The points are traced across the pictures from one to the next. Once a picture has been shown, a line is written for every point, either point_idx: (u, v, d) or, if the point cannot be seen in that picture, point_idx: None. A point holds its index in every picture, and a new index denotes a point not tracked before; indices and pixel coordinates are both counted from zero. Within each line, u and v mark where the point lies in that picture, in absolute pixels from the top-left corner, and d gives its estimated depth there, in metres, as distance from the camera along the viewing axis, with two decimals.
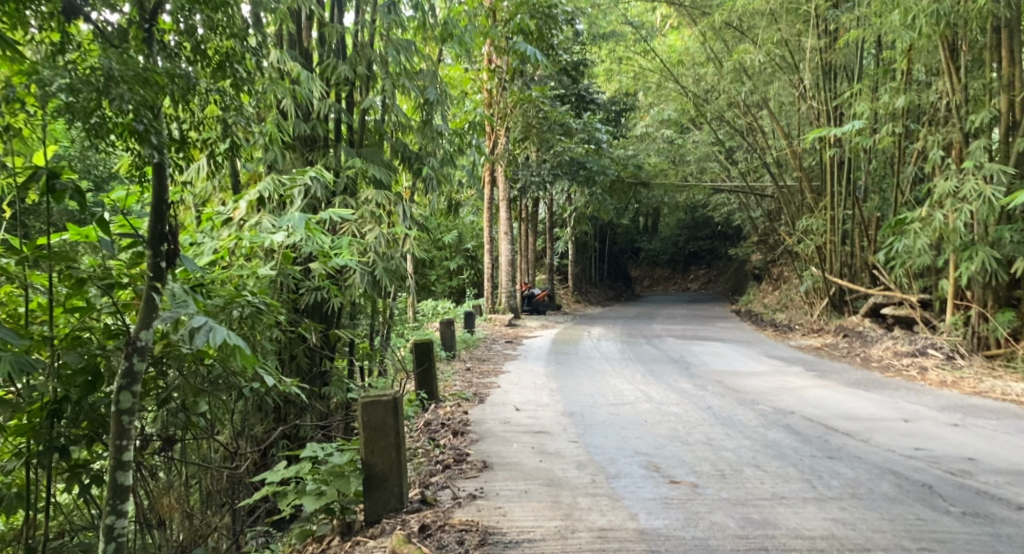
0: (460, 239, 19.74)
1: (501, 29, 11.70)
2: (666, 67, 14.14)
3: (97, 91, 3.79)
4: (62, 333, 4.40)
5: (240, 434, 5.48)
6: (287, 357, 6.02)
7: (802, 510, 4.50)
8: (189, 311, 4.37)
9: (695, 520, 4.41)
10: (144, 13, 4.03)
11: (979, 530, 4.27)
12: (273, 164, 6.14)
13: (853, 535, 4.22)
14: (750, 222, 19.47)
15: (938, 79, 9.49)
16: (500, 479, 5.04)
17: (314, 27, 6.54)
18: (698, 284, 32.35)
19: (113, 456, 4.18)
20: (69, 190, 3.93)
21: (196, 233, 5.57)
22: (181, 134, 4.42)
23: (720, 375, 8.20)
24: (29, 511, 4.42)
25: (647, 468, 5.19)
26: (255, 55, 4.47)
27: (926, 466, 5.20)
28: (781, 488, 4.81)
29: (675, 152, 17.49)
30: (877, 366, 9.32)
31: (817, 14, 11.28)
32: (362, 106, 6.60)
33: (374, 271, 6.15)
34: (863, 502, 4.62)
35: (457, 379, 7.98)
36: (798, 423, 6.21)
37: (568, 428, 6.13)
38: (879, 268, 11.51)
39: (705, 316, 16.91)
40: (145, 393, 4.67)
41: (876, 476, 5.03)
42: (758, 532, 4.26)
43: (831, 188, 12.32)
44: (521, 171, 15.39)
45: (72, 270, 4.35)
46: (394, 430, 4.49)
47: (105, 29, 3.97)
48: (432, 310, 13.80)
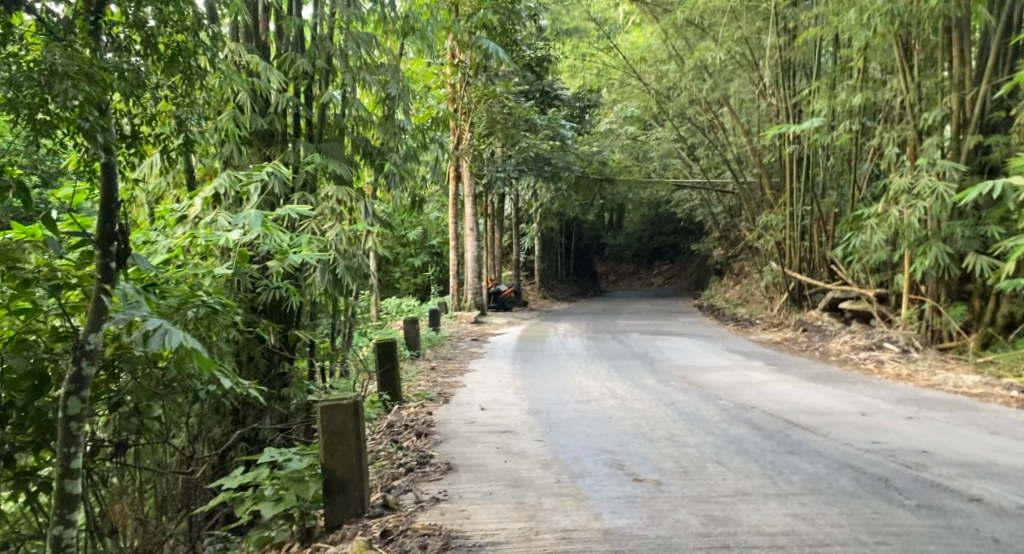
0: (426, 236, 19.70)
1: (464, 26, 11.70)
2: (629, 64, 14.21)
3: (40, 86, 3.70)
4: (7, 336, 4.32)
5: (197, 438, 5.30)
6: (245, 358, 5.96)
7: (763, 507, 4.55)
8: (142, 312, 4.30)
9: (658, 518, 4.44)
10: (91, 6, 3.97)
11: (933, 523, 4.34)
12: (229, 159, 6.08)
13: (812, 530, 4.27)
14: (712, 217, 19.64)
15: (892, 77, 9.62)
16: (464, 481, 5.03)
17: (272, 18, 6.49)
18: (663, 279, 32.61)
19: (61, 464, 4.11)
20: (14, 187, 3.88)
21: (149, 232, 5.43)
22: (131, 131, 4.39)
23: (682, 371, 8.26)
24: None
25: (612, 467, 5.21)
26: (206, 49, 4.44)
27: (882, 460, 5.28)
28: (743, 485, 4.86)
29: (638, 149, 17.59)
30: (836, 360, 9.44)
31: (777, 11, 11.39)
32: (321, 100, 6.54)
33: (335, 268, 6.10)
34: (822, 497, 4.67)
35: (422, 378, 7.96)
36: (759, 418, 6.28)
37: (532, 427, 6.14)
38: (838, 263, 11.67)
39: (668, 311, 17.02)
40: (96, 398, 4.62)
41: (835, 470, 5.10)
42: (719, 529, 4.29)
43: (791, 184, 12.46)
44: (486, 167, 15.37)
45: (16, 270, 4.25)
46: (354, 434, 4.44)
47: (49, 19, 3.88)
48: (397, 308, 13.76)
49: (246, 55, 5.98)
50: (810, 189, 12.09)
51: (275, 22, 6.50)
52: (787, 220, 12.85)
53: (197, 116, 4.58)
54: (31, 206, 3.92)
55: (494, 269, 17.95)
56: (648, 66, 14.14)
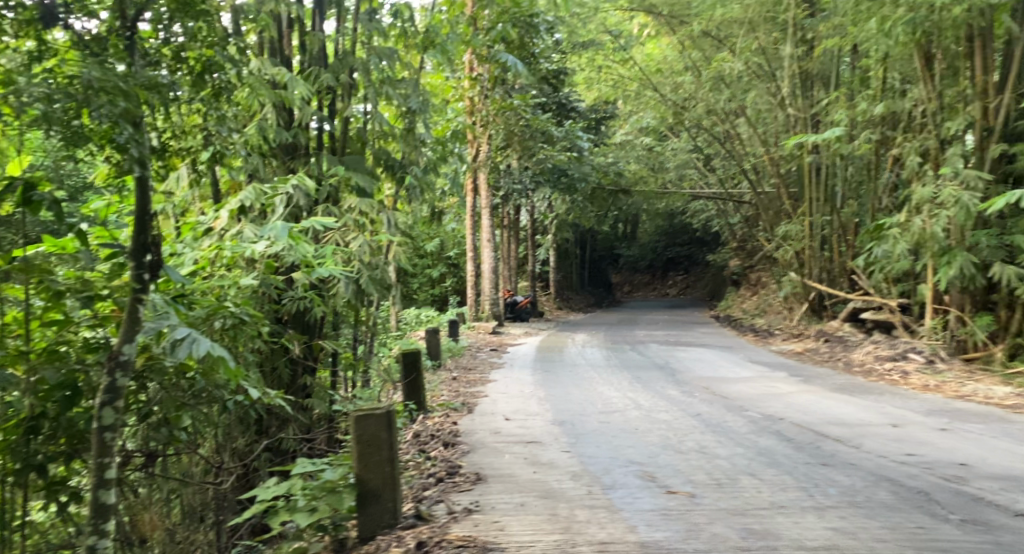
0: (442, 247, 19.78)
1: (483, 39, 11.75)
2: (645, 76, 14.25)
3: (76, 100, 3.73)
4: (40, 347, 4.38)
5: (223, 448, 5.34)
6: (269, 369, 5.97)
7: (802, 520, 4.54)
8: (172, 321, 4.37)
9: (695, 532, 4.42)
10: (125, 20, 4.06)
11: (980, 538, 4.32)
12: (253, 173, 6.10)
13: (855, 544, 4.25)
14: (728, 227, 19.63)
15: (913, 86, 9.59)
16: (495, 492, 5.03)
17: (296, 34, 6.60)
18: (677, 289, 32.58)
19: (96, 474, 4.17)
20: (47, 201, 3.97)
21: (175, 244, 5.54)
22: (161, 143, 4.36)
23: (705, 382, 8.25)
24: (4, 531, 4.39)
25: (643, 478, 5.20)
26: (235, 63, 4.52)
27: (920, 473, 5.26)
28: (780, 498, 4.84)
29: (654, 159, 17.63)
30: (860, 371, 9.40)
31: (795, 22, 11.41)
32: (344, 115, 6.63)
33: (359, 279, 6.11)
34: (862, 511, 4.65)
35: (444, 389, 7.97)
36: (789, 430, 6.26)
37: (559, 438, 6.14)
38: (859, 273, 11.64)
39: (686, 322, 17.00)
40: (127, 408, 4.65)
41: (872, 483, 5.08)
42: (760, 543, 4.28)
43: (810, 194, 12.45)
44: (503, 179, 15.43)
45: (50, 282, 4.27)
46: (387, 444, 4.50)
47: (83, 36, 3.97)
48: (415, 319, 13.78)
49: (273, 69, 6.10)
50: (829, 198, 12.08)
51: (300, 37, 6.61)
52: (805, 231, 12.84)
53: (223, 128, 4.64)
54: (63, 219, 4.00)
55: (511, 279, 17.97)
56: (664, 77, 14.18)
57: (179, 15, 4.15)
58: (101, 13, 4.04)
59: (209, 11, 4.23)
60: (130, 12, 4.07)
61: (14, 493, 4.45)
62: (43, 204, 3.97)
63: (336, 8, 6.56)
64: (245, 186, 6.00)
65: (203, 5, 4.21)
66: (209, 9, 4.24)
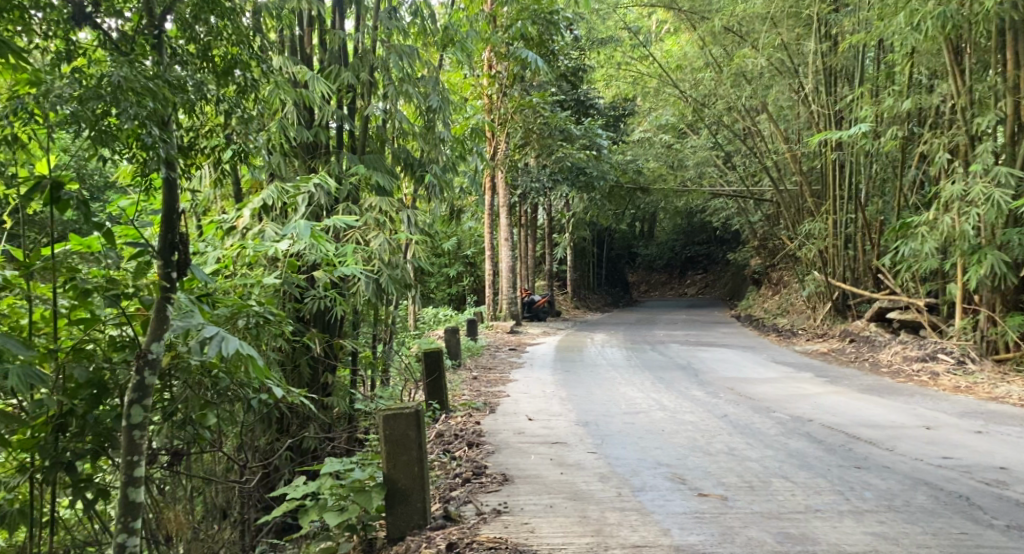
0: (460, 246, 19.75)
1: (503, 36, 11.71)
2: (665, 72, 14.18)
3: (105, 101, 3.77)
4: (67, 345, 4.41)
5: (245, 446, 5.43)
6: (290, 367, 5.98)
7: (839, 524, 4.48)
8: (198, 320, 4.37)
9: (731, 535, 4.38)
10: (153, 20, 4.05)
11: None
12: (275, 171, 6.11)
13: (897, 550, 4.19)
14: (748, 225, 19.51)
15: (941, 82, 9.50)
16: (523, 493, 4.99)
17: (316, 32, 6.52)
18: (695, 288, 32.41)
19: (125, 472, 4.17)
20: (75, 201, 4.02)
21: (199, 243, 5.58)
22: (189, 143, 4.39)
23: (730, 382, 8.19)
24: (33, 528, 4.38)
25: (673, 481, 5.15)
26: (262, 61, 4.51)
27: (958, 477, 5.19)
28: (815, 501, 4.78)
29: (673, 157, 17.56)
30: (888, 372, 9.30)
31: (819, 18, 11.31)
32: (364, 114, 6.58)
33: (379, 278, 6.07)
34: (901, 515, 4.59)
35: (466, 388, 7.94)
36: (819, 432, 6.19)
37: (585, 439, 6.09)
38: (885, 272, 11.53)
39: (707, 321, 16.91)
40: (152, 406, 4.65)
41: (910, 487, 5.01)
42: (797, 547, 4.22)
43: (833, 192, 12.35)
44: (521, 177, 15.43)
45: (77, 281, 4.33)
46: (416, 444, 4.46)
47: (110, 35, 4.00)
48: (433, 318, 13.75)
49: (294, 67, 6.10)
50: (853, 196, 11.98)
51: (320, 35, 6.53)
52: (829, 229, 12.75)
53: (249, 128, 4.55)
54: (91, 218, 4.06)
55: (528, 278, 17.92)
56: (684, 74, 14.10)
57: (206, 14, 4.15)
58: (128, 13, 4.07)
59: (236, 10, 4.24)
60: (157, 11, 4.06)
61: (42, 490, 4.45)
62: (71, 203, 4.03)
63: (356, 6, 6.49)
64: (267, 185, 6.02)
65: (231, 5, 4.22)
66: (236, 8, 4.24)
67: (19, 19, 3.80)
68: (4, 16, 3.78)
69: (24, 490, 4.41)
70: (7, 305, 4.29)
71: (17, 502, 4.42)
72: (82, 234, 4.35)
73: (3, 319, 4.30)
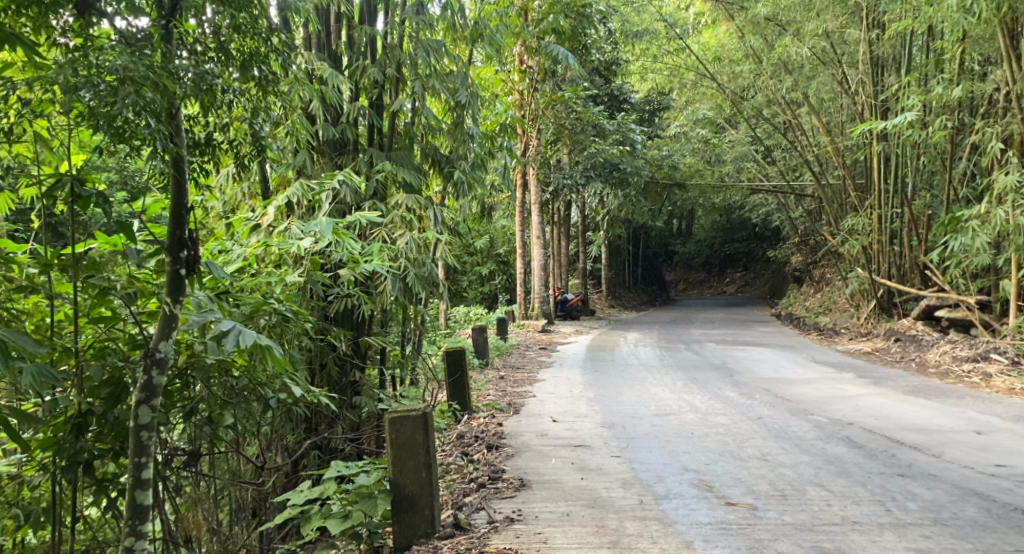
0: (492, 244, 19.59)
1: (534, 30, 11.50)
2: (702, 65, 13.93)
3: (107, 92, 3.63)
4: (88, 343, 4.27)
5: (269, 447, 5.34)
6: (316, 366, 5.78)
7: (879, 539, 4.19)
8: (217, 315, 4.19)
9: (759, 549, 4.11)
10: (163, 11, 3.93)
11: None
12: (302, 169, 5.96)
13: None
14: (790, 222, 19.07)
15: (995, 69, 9.12)
16: (539, 500, 4.77)
17: (344, 29, 6.36)
18: (736, 287, 31.94)
19: (132, 474, 4.02)
20: (94, 197, 3.89)
21: (225, 241, 5.38)
22: (203, 139, 4.23)
23: (767, 383, 7.88)
24: (57, 528, 4.26)
25: (699, 488, 4.89)
26: (281, 56, 4.36)
27: (1012, 487, 4.86)
28: (852, 512, 4.50)
29: (711, 152, 17.21)
30: (935, 372, 8.89)
31: (869, 6, 10.86)
32: (392, 109, 6.36)
33: (405, 277, 5.90)
34: (949, 530, 4.29)
35: (491, 388, 7.73)
36: (859, 436, 5.88)
37: (609, 442, 5.85)
38: (934, 269, 11.11)
39: (746, 320, 16.51)
40: (170, 406, 4.47)
41: (959, 498, 4.70)
42: None
43: (878, 186, 11.92)
44: (554, 174, 15.32)
45: (93, 278, 4.15)
46: (424, 447, 4.28)
47: (131, 34, 3.87)
48: (464, 317, 13.59)
49: (317, 62, 5.90)
50: (899, 190, 11.56)
51: (347, 32, 6.34)
52: (874, 224, 12.33)
53: (270, 125, 4.37)
54: (110, 214, 3.93)
55: (562, 277, 17.65)
56: (722, 66, 13.80)
57: (223, 9, 4.02)
58: (146, 9, 3.94)
59: (252, 2, 4.09)
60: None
61: (66, 488, 4.34)
62: (91, 200, 3.92)
63: (384, 2, 6.34)
64: (293, 182, 5.88)
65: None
66: (254, 2, 4.11)
67: (39, 16, 3.71)
68: (23, 11, 3.70)
69: (49, 488, 4.31)
70: (31, 303, 4.18)
71: (42, 500, 4.32)
72: (108, 232, 4.23)
73: (26, 317, 4.19)
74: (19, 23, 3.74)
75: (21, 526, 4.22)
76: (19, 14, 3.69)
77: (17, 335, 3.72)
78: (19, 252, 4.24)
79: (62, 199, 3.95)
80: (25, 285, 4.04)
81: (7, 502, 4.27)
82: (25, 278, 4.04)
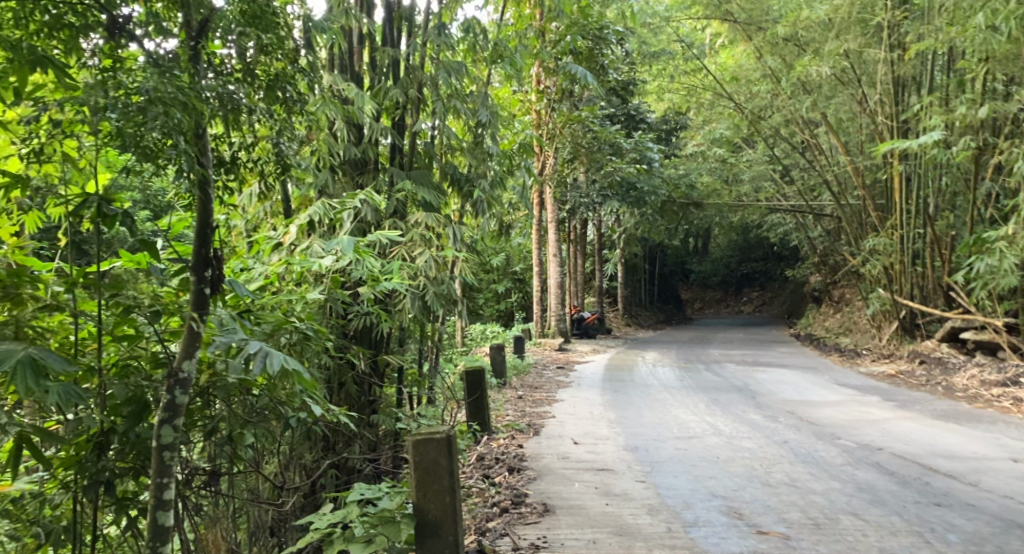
0: (508, 262, 19.57)
1: (551, 51, 11.38)
2: (719, 84, 13.92)
3: (136, 110, 3.65)
4: (111, 361, 4.25)
5: (287, 465, 5.28)
6: (335, 385, 5.75)
7: None
8: (241, 334, 4.19)
9: None
10: (192, 31, 3.94)
11: None
12: (324, 189, 5.96)
13: None
14: (808, 241, 18.98)
15: (1020, 88, 9.03)
16: (564, 526, 4.70)
17: (366, 50, 6.31)
18: (753, 306, 31.83)
19: (154, 493, 3.98)
20: (120, 216, 3.90)
21: (246, 260, 5.35)
22: (228, 158, 4.27)
23: (791, 405, 7.78)
24: (77, 547, 4.22)
25: (729, 516, 4.80)
26: (306, 76, 4.40)
27: None
28: (889, 543, 4.40)
29: (728, 171, 17.16)
30: (964, 396, 8.77)
31: (891, 24, 10.78)
32: (414, 130, 6.33)
33: (423, 295, 5.86)
34: None
35: (510, 408, 7.66)
36: (891, 462, 5.78)
37: (633, 466, 5.77)
38: (959, 291, 10.99)
39: (764, 340, 16.39)
40: (190, 425, 4.43)
41: (1000, 530, 4.59)
42: None
43: (899, 206, 11.80)
44: (570, 193, 15.47)
45: (120, 297, 4.17)
46: (448, 472, 4.23)
47: (158, 55, 3.86)
48: (481, 335, 13.55)
49: (343, 83, 5.89)
50: (920, 211, 11.46)
51: (370, 53, 6.32)
52: (895, 244, 12.17)
53: (293, 144, 4.44)
54: (135, 232, 3.93)
55: (579, 295, 17.59)
56: (739, 86, 13.81)
57: (250, 29, 4.04)
58: (173, 32, 3.97)
59: (279, 23, 4.15)
60: (195, 19, 3.95)
61: (86, 506, 4.30)
62: (117, 219, 3.92)
63: (407, 25, 6.39)
64: (315, 201, 5.87)
65: (275, 19, 4.14)
66: (281, 22, 4.17)
67: (69, 39, 3.73)
68: (53, 34, 3.73)
69: (71, 505, 4.25)
70: (55, 321, 4.15)
71: (64, 518, 4.27)
72: (132, 250, 4.25)
73: (50, 335, 4.13)
74: (49, 47, 3.77)
75: (42, 544, 4.17)
76: (50, 37, 3.72)
77: (48, 353, 3.77)
78: (43, 271, 4.22)
79: (88, 217, 3.96)
80: (50, 305, 4.00)
81: (28, 520, 4.21)
82: (50, 297, 4.01)
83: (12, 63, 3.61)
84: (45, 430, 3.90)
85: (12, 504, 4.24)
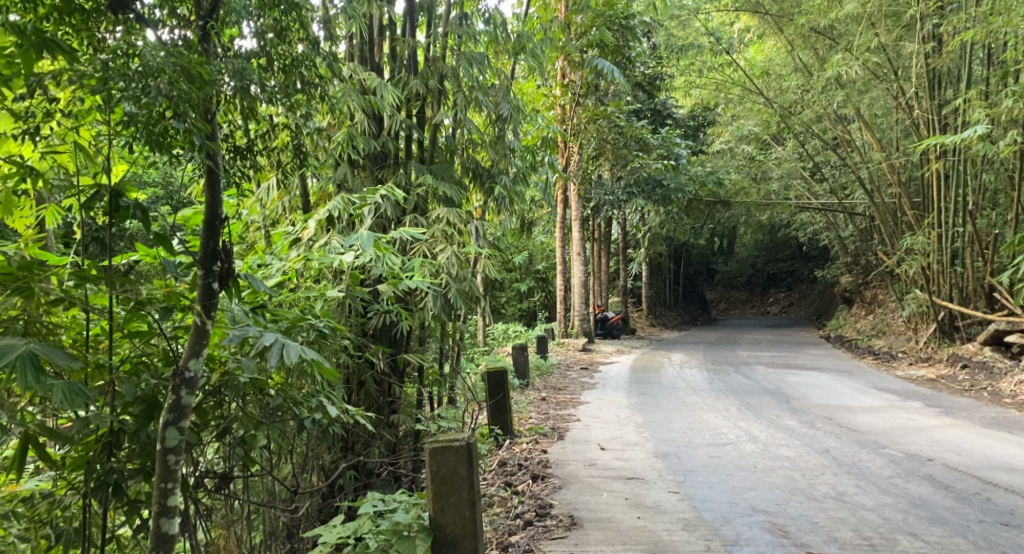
0: (531, 261, 19.39)
1: (576, 44, 11.08)
2: (748, 80, 13.66)
3: (139, 86, 3.46)
4: (122, 359, 4.02)
5: (302, 469, 5.06)
6: (354, 384, 5.52)
7: None
8: (255, 328, 3.98)
9: None
10: (201, 11, 3.74)
11: None
12: (343, 182, 5.74)
13: None
14: (839, 240, 18.66)
15: None
16: (593, 543, 4.46)
17: (386, 41, 6.04)
18: (779, 307, 31.60)
19: (157, 500, 3.77)
20: (133, 208, 3.68)
21: (264, 256, 5.13)
22: (245, 146, 4.01)
23: (829, 411, 7.49)
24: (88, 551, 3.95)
25: (774, 533, 4.54)
26: (325, 60, 4.21)
27: None
28: None
29: (756, 169, 16.91)
30: (1012, 403, 8.43)
31: (924, 16, 10.42)
32: (434, 123, 6.05)
33: (446, 293, 5.59)
34: None
35: (533, 411, 7.40)
36: (944, 475, 5.49)
37: (663, 475, 5.52)
38: (1003, 292, 10.65)
39: (793, 343, 16.05)
40: (201, 424, 4.19)
41: None
42: None
43: (938, 204, 11.46)
44: (595, 190, 15.27)
45: (131, 294, 3.92)
46: (467, 483, 4.04)
47: (172, 39, 3.70)
48: (502, 335, 13.32)
49: (364, 72, 5.67)
50: (959, 208, 11.12)
51: (389, 44, 6.05)
52: (933, 243, 11.86)
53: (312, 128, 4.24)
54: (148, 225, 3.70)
55: (603, 295, 17.35)
56: (770, 81, 13.61)
57: (263, 12, 3.87)
58: (180, 10, 3.77)
59: (299, 4, 3.95)
60: (206, 1, 3.77)
61: (98, 509, 4.03)
62: (129, 212, 3.70)
63: (427, 15, 6.18)
64: (334, 196, 5.66)
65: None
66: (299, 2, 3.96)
67: (81, 24, 3.60)
68: (67, 21, 3.60)
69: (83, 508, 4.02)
70: (67, 316, 3.95)
71: (76, 519, 4.04)
72: (148, 243, 4.04)
73: (62, 332, 3.96)
74: (62, 34, 3.63)
75: (53, 547, 3.95)
76: (62, 23, 3.59)
77: (51, 349, 3.54)
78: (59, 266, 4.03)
79: (100, 210, 3.75)
80: (62, 301, 3.77)
81: (39, 521, 3.99)
82: (60, 290, 3.80)
83: (21, 47, 3.46)
84: (52, 429, 3.65)
85: (22, 504, 4.07)
